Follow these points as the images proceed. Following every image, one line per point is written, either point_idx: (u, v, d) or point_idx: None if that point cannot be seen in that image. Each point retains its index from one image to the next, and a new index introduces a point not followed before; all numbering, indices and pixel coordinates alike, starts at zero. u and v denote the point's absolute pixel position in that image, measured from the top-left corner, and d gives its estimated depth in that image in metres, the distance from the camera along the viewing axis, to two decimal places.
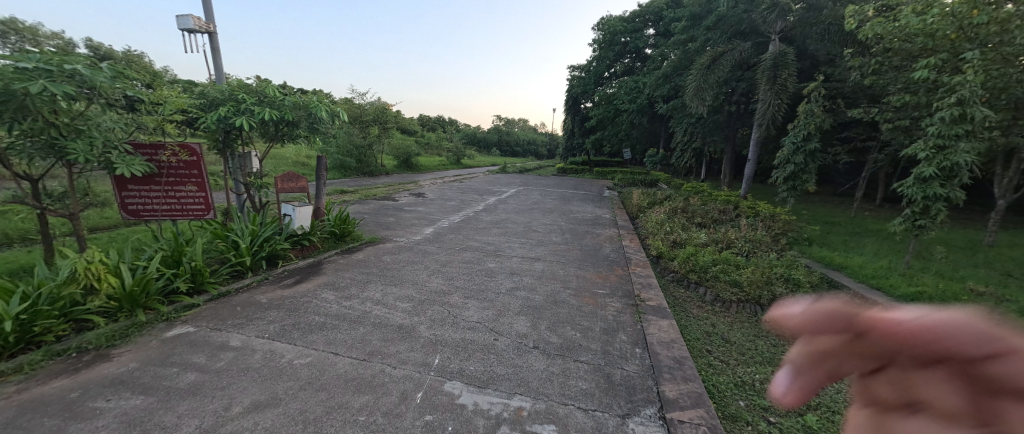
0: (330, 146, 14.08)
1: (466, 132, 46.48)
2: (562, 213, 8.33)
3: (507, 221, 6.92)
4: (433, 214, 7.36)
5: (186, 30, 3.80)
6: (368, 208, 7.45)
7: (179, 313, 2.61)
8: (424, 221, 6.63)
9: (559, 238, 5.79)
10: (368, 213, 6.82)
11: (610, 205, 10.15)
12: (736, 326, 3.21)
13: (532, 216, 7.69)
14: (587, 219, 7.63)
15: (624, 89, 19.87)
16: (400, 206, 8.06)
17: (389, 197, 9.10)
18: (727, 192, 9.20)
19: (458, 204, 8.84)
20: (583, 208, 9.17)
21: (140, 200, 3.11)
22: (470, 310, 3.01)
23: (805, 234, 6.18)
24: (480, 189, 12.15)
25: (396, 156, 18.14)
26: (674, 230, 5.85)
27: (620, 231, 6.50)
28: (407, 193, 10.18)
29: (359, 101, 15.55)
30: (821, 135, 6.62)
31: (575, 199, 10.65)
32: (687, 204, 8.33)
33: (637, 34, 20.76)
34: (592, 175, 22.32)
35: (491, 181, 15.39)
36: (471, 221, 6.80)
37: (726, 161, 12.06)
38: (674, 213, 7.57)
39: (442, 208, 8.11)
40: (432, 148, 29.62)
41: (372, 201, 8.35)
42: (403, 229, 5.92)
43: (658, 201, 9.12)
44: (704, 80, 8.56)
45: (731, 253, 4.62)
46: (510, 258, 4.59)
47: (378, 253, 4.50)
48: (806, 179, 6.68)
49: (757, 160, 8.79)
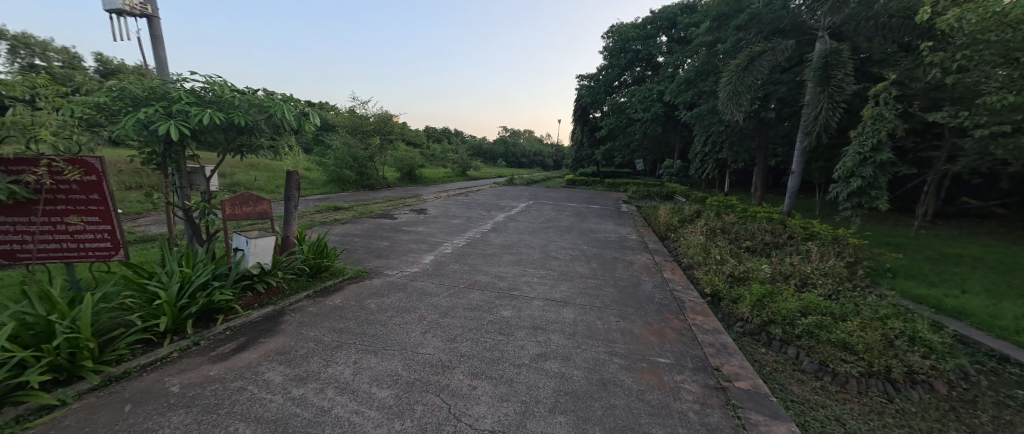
0: (328, 158, 13.28)
1: (472, 143, 45.89)
2: (581, 233, 7.33)
3: (521, 245, 5.93)
4: (435, 235, 6.40)
5: (113, 10, 2.92)
6: (360, 229, 6.53)
7: (22, 425, 1.63)
8: (424, 245, 5.67)
9: (585, 268, 4.77)
10: (359, 236, 5.87)
11: (632, 222, 9.12)
12: (878, 424, 2.15)
13: (548, 238, 6.68)
14: (613, 242, 6.61)
15: (636, 97, 19.01)
16: (398, 226, 7.11)
17: (386, 215, 8.16)
18: (767, 209, 8.13)
19: (463, 223, 7.88)
20: (604, 227, 8.17)
21: (14, 238, 2.17)
22: (481, 405, 2.00)
23: (884, 262, 5.09)
24: (487, 204, 11.21)
25: (399, 168, 17.39)
26: (726, 259, 4.82)
27: (656, 258, 5.46)
28: (408, 210, 9.24)
29: (360, 112, 14.87)
30: (894, 143, 5.58)
31: (593, 216, 9.64)
32: (724, 223, 7.27)
33: (650, 41, 19.94)
34: (604, 187, 21.31)
35: (499, 194, 14.45)
36: (478, 245, 5.82)
37: (757, 173, 11.01)
38: (714, 234, 6.51)
39: (445, 228, 7.15)
40: (438, 160, 28.89)
41: (367, 220, 7.42)
42: (397, 257, 4.95)
43: (689, 219, 8.07)
44: (741, 82, 7.59)
45: (816, 296, 3.58)
46: (530, 300, 3.59)
47: (361, 294, 3.52)
48: (876, 196, 5.62)
49: (802, 173, 7.74)
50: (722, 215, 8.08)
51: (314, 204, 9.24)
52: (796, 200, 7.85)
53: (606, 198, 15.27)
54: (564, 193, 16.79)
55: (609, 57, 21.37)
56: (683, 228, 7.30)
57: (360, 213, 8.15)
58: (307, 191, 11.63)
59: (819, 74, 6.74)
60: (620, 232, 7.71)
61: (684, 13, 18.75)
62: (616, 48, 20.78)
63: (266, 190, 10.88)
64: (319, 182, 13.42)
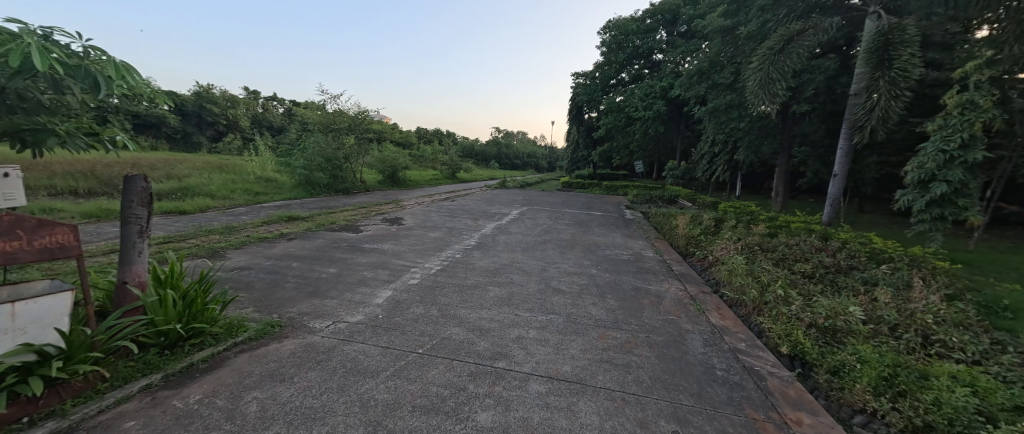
0: (295, 159, 11.82)
1: (463, 143, 44.45)
2: (586, 249, 6.02)
3: (512, 270, 4.59)
4: (401, 256, 5.01)
5: None
6: (306, 248, 5.11)
7: None
8: (383, 271, 4.31)
9: (601, 311, 3.42)
10: (299, 261, 4.47)
11: (642, 232, 7.85)
12: None
13: (547, 257, 5.34)
14: (627, 262, 5.29)
15: (637, 94, 17.82)
16: (359, 242, 5.71)
17: (349, 227, 6.76)
18: (802, 218, 6.90)
19: (442, 237, 6.50)
20: (612, 241, 6.85)
21: None
22: None
23: (993, 294, 3.83)
24: (475, 211, 9.85)
25: (381, 169, 15.95)
26: (794, 297, 3.52)
27: (690, 289, 4.14)
28: (380, 219, 7.87)
29: (333, 107, 13.38)
30: (990, 137, 4.35)
31: (596, 226, 8.31)
32: (758, 236, 6.01)
33: (650, 36, 18.77)
34: (601, 190, 20.04)
35: (489, 199, 13.10)
36: (457, 271, 4.48)
37: (778, 176, 9.82)
38: (754, 253, 5.23)
39: (418, 244, 5.77)
40: (426, 162, 27.49)
41: (322, 235, 6.00)
42: (339, 292, 3.57)
43: (713, 232, 6.80)
44: (774, 68, 6.36)
45: (973, 371, 2.29)
46: (524, 383, 2.24)
47: (245, 379, 2.11)
48: (967, 204, 4.38)
49: (846, 176, 6.52)
50: (751, 226, 6.83)
51: (267, 213, 7.79)
52: (838, 208, 6.63)
53: (606, 204, 13.98)
54: (560, 197, 15.50)
55: (606, 53, 20.19)
56: (710, 244, 6.03)
57: (317, 225, 6.73)
58: (268, 196, 10.18)
59: (875, 57, 5.53)
60: (631, 247, 6.39)
61: (687, 5, 17.61)
62: (613, 43, 19.59)
63: (218, 196, 9.42)
64: (285, 186, 11.95)
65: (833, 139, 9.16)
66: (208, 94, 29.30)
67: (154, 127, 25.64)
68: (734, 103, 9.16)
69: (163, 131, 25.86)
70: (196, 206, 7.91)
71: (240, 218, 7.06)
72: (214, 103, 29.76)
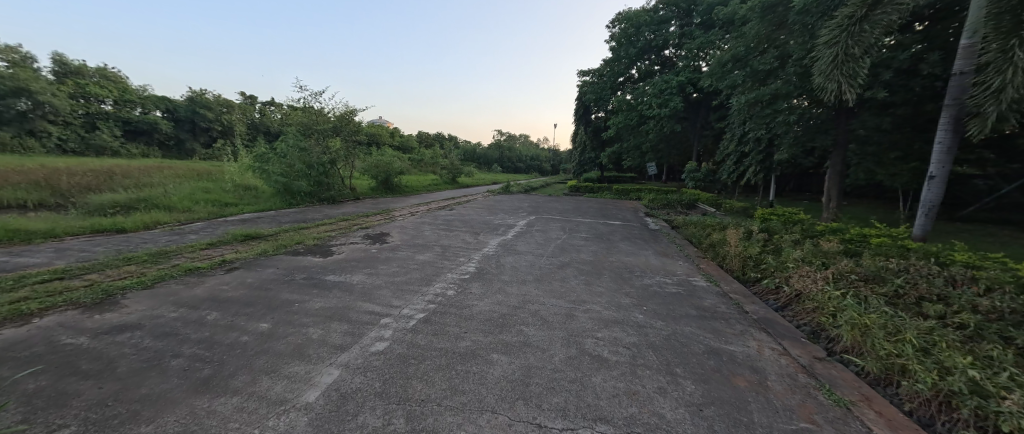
0: (272, 165, 10.52)
1: (464, 147, 43.24)
2: (619, 277, 4.62)
3: (526, 321, 3.21)
4: (372, 296, 3.65)
5: None
6: (244, 285, 3.76)
7: None
8: (337, 326, 2.95)
9: (683, 413, 2.03)
10: (222, 311, 3.12)
11: (679, 249, 6.47)
12: None
13: (570, 292, 3.97)
14: (680, 298, 3.90)
15: (651, 90, 16.49)
16: (321, 271, 4.36)
17: (317, 249, 5.41)
18: (887, 233, 5.50)
19: (433, 261, 5.14)
20: (646, 263, 5.46)
21: None
22: None
23: None
24: (476, 223, 8.51)
25: (374, 175, 14.67)
26: (1006, 386, 2.10)
27: (794, 352, 2.77)
28: (360, 236, 6.52)
29: (319, 107, 12.13)
30: None
31: (619, 241, 6.91)
32: (844, 260, 4.61)
33: (663, 28, 17.44)
34: (612, 195, 18.66)
35: (491, 207, 11.76)
36: (446, 323, 3.10)
37: (830, 177, 8.39)
38: (853, 284, 3.85)
39: (399, 274, 4.41)
40: (426, 166, 26.23)
41: (277, 261, 4.65)
42: (252, 377, 2.20)
43: (775, 251, 5.41)
44: (856, 40, 5.00)
45: None
46: None
47: None
48: None
49: (946, 178, 5.11)
50: (823, 246, 5.46)
51: (224, 230, 6.44)
52: (934, 220, 5.25)
53: (621, 210, 12.57)
54: (569, 204, 14.09)
55: (615, 47, 18.91)
56: (781, 269, 4.65)
57: (277, 246, 5.36)
58: (238, 207, 8.87)
59: (1007, 19, 4.14)
60: (674, 272, 5.01)
61: None
62: (623, 38, 18.21)
63: (180, 208, 8.12)
64: (264, 195, 10.65)
65: (897, 135, 7.75)
66: (201, 99, 28.32)
67: (146, 133, 24.57)
68: (779, 93, 7.79)
69: (155, 137, 24.81)
70: (142, 221, 6.59)
71: (185, 238, 5.71)
72: (208, 108, 28.72)
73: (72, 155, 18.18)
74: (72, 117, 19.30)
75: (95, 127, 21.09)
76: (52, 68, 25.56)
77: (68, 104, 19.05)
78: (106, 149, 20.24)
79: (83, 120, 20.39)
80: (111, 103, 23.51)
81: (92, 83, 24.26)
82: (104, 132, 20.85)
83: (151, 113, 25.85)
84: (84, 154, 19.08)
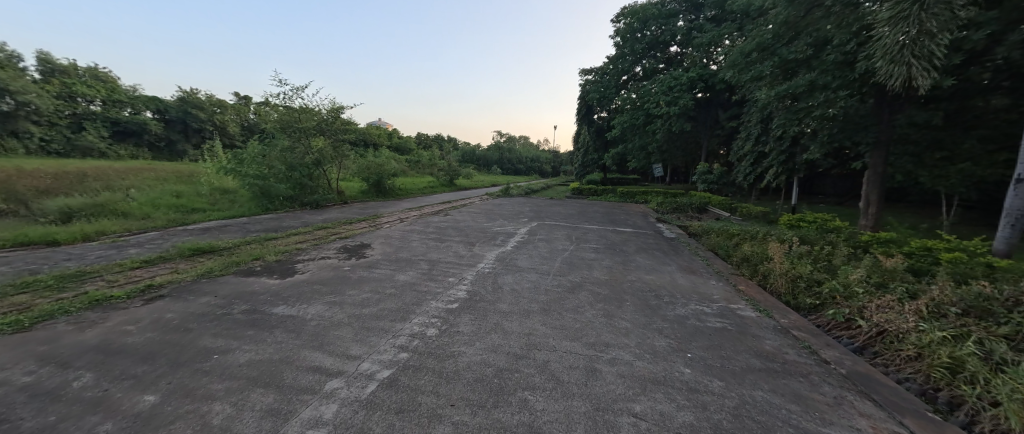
0: (248, 167, 9.63)
1: (463, 149, 42.35)
2: (645, 305, 3.70)
3: (532, 384, 2.28)
4: (325, 340, 2.72)
5: None
6: (155, 326, 2.82)
7: None
8: (258, 399, 2.02)
9: None
10: (102, 373, 2.19)
11: (707, 263, 5.57)
12: None
13: (588, 331, 3.04)
14: (731, 339, 2.98)
15: (659, 88, 15.64)
16: (269, 300, 3.43)
17: (276, 267, 4.47)
18: (963, 248, 4.58)
19: (415, 283, 4.21)
20: (673, 283, 4.53)
21: None
22: None
23: None
24: (472, 231, 7.60)
25: (365, 177, 13.77)
26: None
27: None
28: (337, 249, 5.60)
29: (304, 105, 11.27)
30: None
31: (636, 255, 5.98)
32: (927, 283, 3.69)
33: (671, 22, 16.57)
34: (617, 198, 17.78)
35: (489, 211, 10.88)
36: (419, 391, 2.17)
37: (868, 179, 7.48)
38: (961, 320, 2.92)
39: (369, 303, 3.50)
40: (423, 168, 25.34)
41: (217, 287, 3.71)
42: None
43: (827, 270, 4.48)
44: (934, 10, 4.09)
45: None
46: None
47: None
48: None
49: None
50: (885, 262, 4.55)
51: (176, 242, 5.49)
52: (1021, 231, 4.34)
53: (630, 215, 11.67)
54: (572, 208, 13.15)
55: (620, 43, 18.08)
56: (846, 295, 3.72)
57: (228, 263, 4.43)
58: (208, 214, 7.96)
59: None
60: (709, 295, 4.09)
61: None
62: (628, 32, 17.49)
63: (138, 215, 7.19)
64: (240, 199, 9.74)
65: (948, 132, 6.84)
66: (193, 99, 27.42)
67: (135, 134, 23.66)
68: (813, 85, 6.88)
69: (145, 139, 23.94)
70: (82, 231, 5.66)
71: (122, 253, 4.78)
72: (200, 108, 27.82)
73: (57, 156, 17.31)
74: (57, 117, 18.43)
75: (82, 128, 20.20)
76: (38, 67, 24.58)
77: (53, 103, 18.17)
78: (93, 150, 19.29)
79: (69, 120, 19.50)
80: (99, 103, 22.58)
81: (79, 82, 23.33)
82: (91, 133, 19.96)
83: (141, 113, 24.91)
84: (70, 156, 18.20)
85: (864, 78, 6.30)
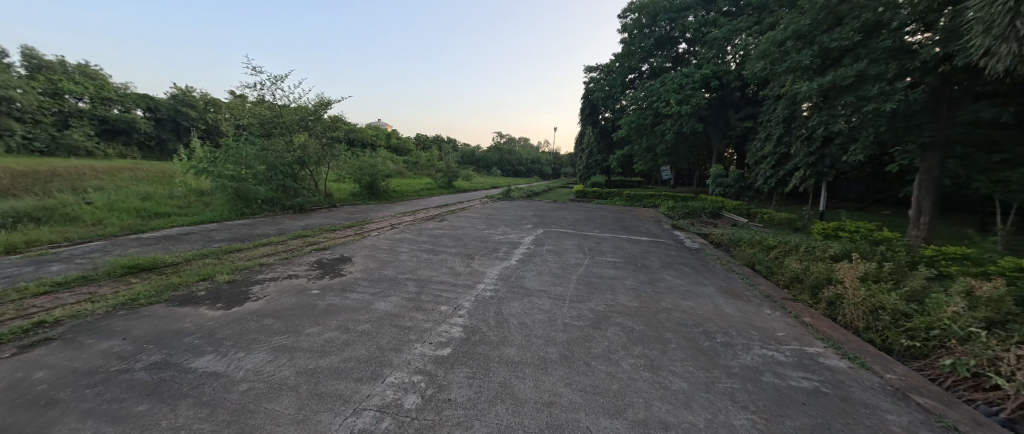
0: (220, 165, 8.80)
1: (463, 150, 41.50)
2: (697, 349, 2.81)
3: None
4: (250, 423, 1.83)
5: None
6: (4, 398, 1.92)
7: None
8: None
9: None
10: None
11: (749, 283, 4.69)
12: None
13: (632, 401, 2.14)
14: (838, 414, 2.08)
15: (669, 85, 14.81)
16: (193, 347, 2.52)
17: (224, 292, 3.57)
18: None
19: (396, 313, 3.30)
20: (719, 313, 3.63)
21: None
22: None
23: None
24: (471, 240, 6.71)
25: (357, 178, 12.89)
26: None
27: None
28: (309, 264, 4.69)
29: (290, 100, 10.43)
30: None
31: (662, 272, 5.08)
32: None
33: (682, 16, 15.76)
34: (623, 202, 16.95)
35: (489, 216, 9.99)
36: None
37: (919, 183, 6.61)
38: None
39: (331, 349, 2.59)
40: (422, 169, 24.48)
41: (132, 325, 2.81)
42: None
43: (914, 299, 3.59)
44: None
45: None
46: None
47: None
48: None
49: None
50: (983, 285, 3.65)
51: (116, 256, 4.57)
52: None
53: (641, 221, 10.80)
54: (578, 212, 12.29)
55: (628, 39, 17.27)
56: (960, 337, 2.82)
57: (165, 288, 3.54)
58: (174, 219, 7.06)
59: None
60: (772, 332, 3.20)
61: None
62: (636, 28, 16.67)
63: (90, 221, 6.30)
64: (215, 202, 8.81)
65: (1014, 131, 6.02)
66: (185, 97, 26.49)
67: (124, 133, 22.66)
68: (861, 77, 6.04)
69: (134, 138, 22.96)
70: (7, 241, 4.74)
71: (39, 271, 3.87)
72: (192, 107, 26.82)
73: (42, 155, 16.27)
74: (42, 114, 17.44)
75: (68, 126, 19.20)
76: (24, 62, 23.62)
77: (37, 100, 17.23)
78: (77, 149, 18.31)
79: (54, 118, 18.50)
80: (87, 101, 21.65)
81: (67, 78, 22.41)
82: (76, 131, 18.94)
83: (131, 111, 23.97)
84: (54, 154, 17.12)
85: (926, 67, 5.45)
